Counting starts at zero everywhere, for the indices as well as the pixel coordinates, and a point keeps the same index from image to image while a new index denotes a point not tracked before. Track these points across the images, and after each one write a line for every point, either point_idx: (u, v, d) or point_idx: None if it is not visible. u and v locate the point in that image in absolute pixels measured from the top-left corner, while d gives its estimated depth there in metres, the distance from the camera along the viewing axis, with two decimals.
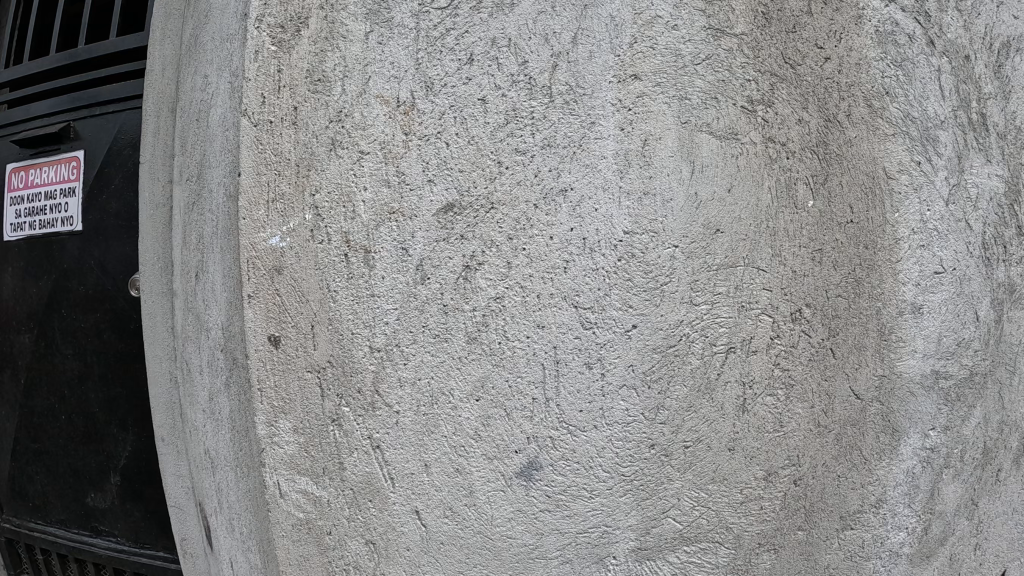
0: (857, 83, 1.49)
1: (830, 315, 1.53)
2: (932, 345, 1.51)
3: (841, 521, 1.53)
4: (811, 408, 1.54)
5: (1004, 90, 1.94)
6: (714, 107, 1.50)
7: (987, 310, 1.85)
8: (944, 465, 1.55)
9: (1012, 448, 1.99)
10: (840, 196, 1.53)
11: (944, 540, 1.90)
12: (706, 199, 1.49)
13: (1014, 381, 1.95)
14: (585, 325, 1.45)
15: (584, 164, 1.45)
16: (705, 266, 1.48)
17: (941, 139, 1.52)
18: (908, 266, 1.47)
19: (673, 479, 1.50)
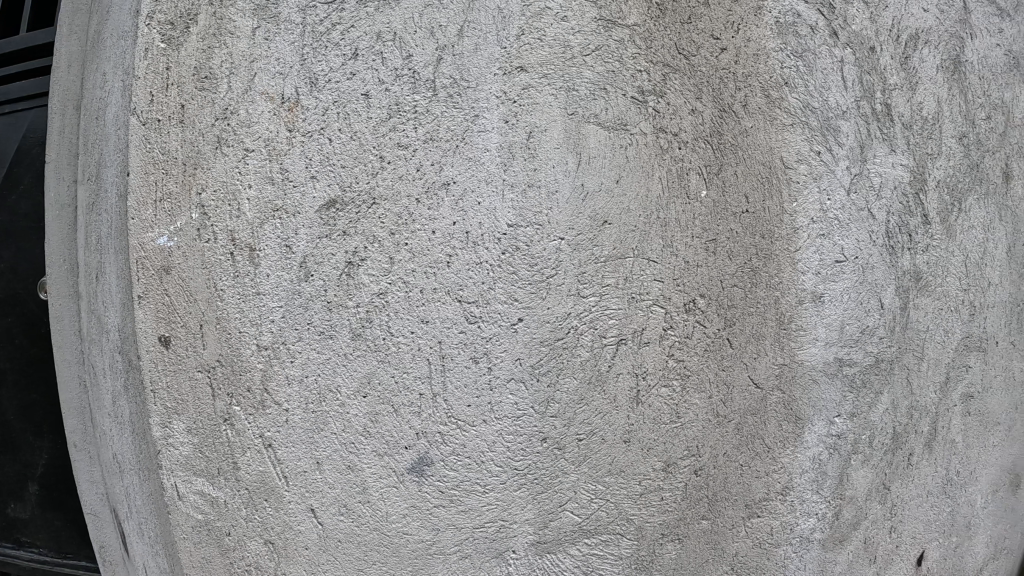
0: (755, 74, 1.48)
1: (727, 305, 1.52)
2: (834, 334, 1.50)
3: (748, 507, 1.52)
4: (710, 398, 1.54)
5: (910, 82, 1.96)
6: (602, 98, 1.50)
7: (892, 299, 1.85)
8: (852, 451, 1.56)
9: (923, 433, 2.02)
10: (735, 185, 1.52)
11: (855, 527, 1.92)
12: (593, 190, 1.48)
13: (923, 367, 1.96)
14: (469, 319, 1.45)
15: (467, 157, 1.45)
16: (593, 257, 1.48)
17: (842, 130, 1.51)
18: (807, 255, 1.46)
19: (569, 472, 1.51)
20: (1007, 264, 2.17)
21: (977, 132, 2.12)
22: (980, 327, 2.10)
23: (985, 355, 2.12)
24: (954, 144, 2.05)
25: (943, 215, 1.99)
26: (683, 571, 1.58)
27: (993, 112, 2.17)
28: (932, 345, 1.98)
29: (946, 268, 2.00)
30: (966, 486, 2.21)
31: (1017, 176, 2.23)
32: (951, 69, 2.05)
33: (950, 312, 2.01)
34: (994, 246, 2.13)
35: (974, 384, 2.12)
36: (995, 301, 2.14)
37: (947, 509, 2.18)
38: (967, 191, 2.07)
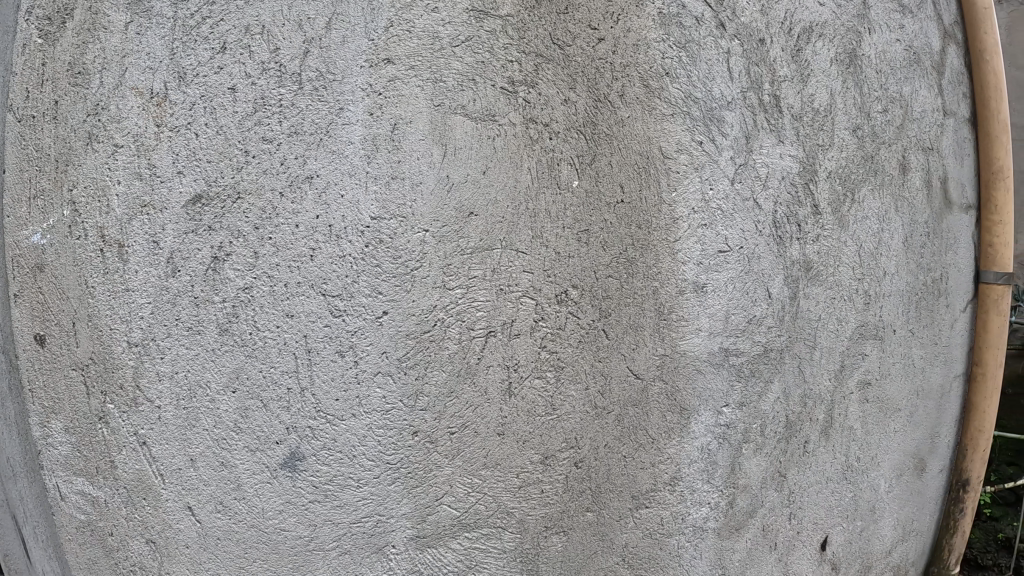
0: (633, 64, 1.49)
1: (601, 296, 1.52)
2: (718, 323, 1.55)
3: (636, 500, 1.54)
4: (586, 390, 1.54)
5: (801, 73, 1.94)
6: (470, 89, 1.51)
7: (782, 288, 1.88)
8: (742, 441, 1.63)
9: (818, 421, 2.04)
10: (610, 174, 1.52)
11: (752, 515, 1.92)
12: (459, 182, 1.51)
13: (816, 356, 1.99)
14: (334, 312, 1.47)
15: (331, 150, 1.46)
16: (459, 249, 1.50)
17: (727, 120, 1.57)
18: (688, 246, 1.49)
19: (442, 466, 1.52)
20: (904, 254, 2.20)
21: (872, 125, 2.11)
22: (876, 315, 2.13)
23: (882, 343, 2.16)
24: (847, 136, 2.05)
25: (835, 206, 2.01)
26: (570, 564, 1.58)
27: (890, 105, 2.15)
28: (824, 334, 2.01)
29: (839, 258, 2.02)
30: (869, 471, 2.22)
31: (914, 169, 2.22)
32: (844, 61, 2.04)
33: (843, 301, 2.04)
34: (890, 236, 2.15)
35: (871, 371, 2.15)
36: (891, 290, 2.17)
37: (849, 495, 2.19)
38: (861, 181, 2.08)
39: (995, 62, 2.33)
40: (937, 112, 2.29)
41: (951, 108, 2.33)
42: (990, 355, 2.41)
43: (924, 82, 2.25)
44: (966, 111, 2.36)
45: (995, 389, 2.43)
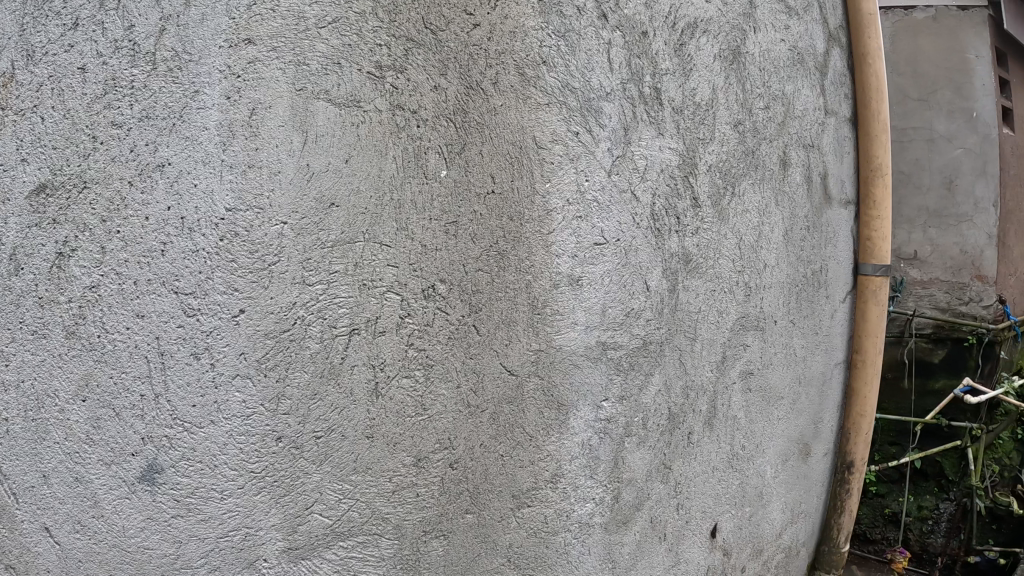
0: (509, 50, 1.45)
1: (471, 291, 1.49)
2: (595, 317, 1.54)
3: (518, 498, 1.51)
4: (457, 388, 1.50)
5: (683, 67, 1.85)
6: (334, 73, 1.45)
7: (660, 282, 1.75)
8: (623, 433, 1.65)
9: (701, 411, 1.99)
10: (480, 165, 1.48)
11: (637, 509, 1.74)
12: (320, 171, 1.44)
13: (697, 348, 1.94)
14: (187, 312, 1.40)
15: (184, 136, 1.41)
16: (320, 242, 1.43)
17: (605, 112, 1.57)
18: (562, 238, 1.47)
19: (310, 473, 1.45)
20: (784, 247, 2.25)
21: (754, 120, 2.11)
22: (757, 307, 2.16)
23: (763, 334, 2.19)
24: (728, 131, 2.02)
25: (715, 199, 1.97)
26: (451, 568, 1.52)
27: (772, 102, 2.19)
28: (705, 326, 1.97)
29: (718, 251, 1.99)
30: (754, 458, 2.24)
31: (794, 165, 2.29)
32: (729, 58, 2.02)
33: (723, 293, 2.02)
34: (770, 230, 2.19)
35: (753, 361, 2.18)
36: (772, 281, 2.21)
37: (736, 482, 2.18)
38: (742, 175, 2.07)
39: (876, 65, 2.49)
40: (820, 111, 2.40)
41: (834, 108, 2.46)
42: (868, 343, 2.56)
43: (807, 82, 2.33)
44: (847, 111, 2.53)
45: (873, 375, 2.59)
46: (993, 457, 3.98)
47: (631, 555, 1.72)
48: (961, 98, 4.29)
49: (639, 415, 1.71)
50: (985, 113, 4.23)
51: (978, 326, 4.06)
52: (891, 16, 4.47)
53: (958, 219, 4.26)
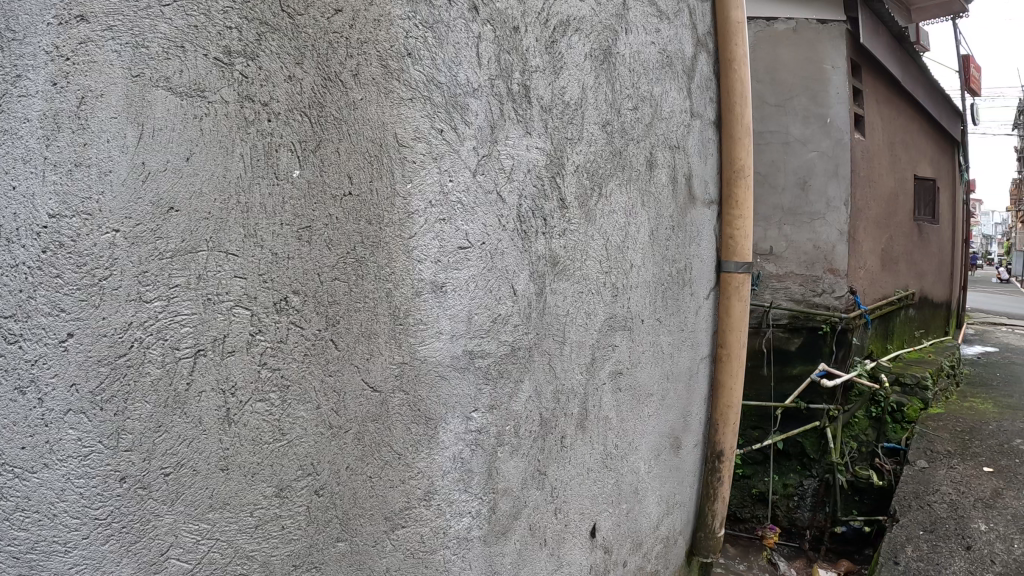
0: (372, 40, 1.33)
1: (327, 301, 1.35)
2: (460, 325, 1.43)
3: (389, 521, 1.38)
4: (317, 409, 1.36)
5: (553, 65, 1.73)
6: (177, 58, 1.31)
7: (527, 285, 1.64)
8: (495, 443, 1.53)
9: (573, 414, 1.87)
10: (337, 164, 1.35)
11: (516, 518, 1.64)
12: (157, 170, 1.30)
13: (565, 351, 1.81)
14: (7, 339, 1.25)
15: (3, 128, 1.28)
16: (157, 252, 1.29)
17: (472, 107, 1.45)
18: (423, 242, 1.36)
19: (162, 515, 1.29)
20: (650, 248, 2.19)
21: (622, 120, 2.02)
22: (624, 307, 2.08)
23: (631, 333, 2.12)
24: (596, 132, 1.91)
25: (582, 200, 1.86)
26: None
27: (640, 104, 2.12)
28: (574, 330, 1.85)
29: (585, 253, 1.88)
30: (628, 456, 2.17)
31: (661, 166, 2.23)
32: (599, 59, 1.91)
33: (590, 295, 1.91)
34: (636, 230, 2.11)
35: (621, 360, 2.09)
36: (638, 281, 2.14)
37: (611, 481, 2.09)
38: (609, 176, 1.97)
39: (741, 71, 2.52)
40: (686, 112, 2.38)
41: (699, 111, 2.46)
42: (731, 336, 2.58)
43: (673, 84, 2.29)
44: (711, 113, 2.54)
45: (738, 368, 2.60)
46: (850, 434, 4.28)
47: (515, 561, 1.63)
48: (816, 105, 4.42)
49: (510, 422, 1.59)
50: (838, 119, 4.39)
51: (833, 316, 4.31)
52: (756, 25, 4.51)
53: (812, 216, 4.42)
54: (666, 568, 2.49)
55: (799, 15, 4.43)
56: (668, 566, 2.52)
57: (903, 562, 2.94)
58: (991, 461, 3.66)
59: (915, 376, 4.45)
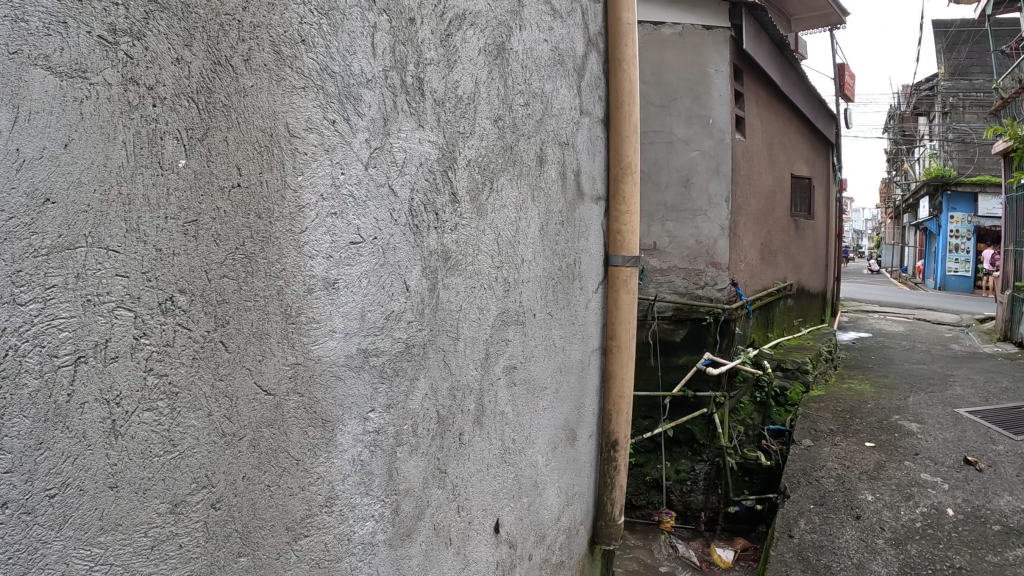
0: (265, 24, 1.14)
1: (216, 302, 1.16)
2: (353, 323, 1.23)
3: (292, 532, 1.19)
4: (209, 417, 1.17)
5: (447, 59, 1.57)
6: (59, 31, 1.12)
7: (419, 281, 1.45)
8: (394, 444, 1.35)
9: (470, 410, 1.74)
10: (225, 153, 1.16)
11: (419, 522, 1.49)
12: (30, 158, 1.12)
13: (460, 348, 1.66)
14: None
15: None
16: (30, 250, 1.10)
17: (365, 99, 1.26)
18: (315, 236, 1.16)
19: (51, 541, 1.10)
20: (540, 242, 2.07)
21: (514, 115, 1.90)
22: (516, 301, 1.95)
23: (524, 328, 1.99)
24: (488, 126, 1.78)
25: (473, 194, 1.70)
26: None
27: (532, 99, 2.01)
28: (466, 324, 1.70)
29: (477, 248, 1.72)
30: (525, 450, 2.06)
31: (550, 162, 2.14)
32: (494, 54, 1.79)
33: (483, 289, 1.76)
34: (527, 224, 1.99)
35: (516, 354, 1.96)
36: (529, 275, 2.01)
37: (511, 476, 1.99)
38: (499, 171, 1.83)
39: (630, 72, 2.51)
40: (574, 111, 2.31)
41: (588, 109, 2.41)
42: (620, 327, 2.55)
43: (565, 82, 2.23)
44: (600, 112, 2.51)
45: (626, 357, 2.58)
46: (738, 419, 4.30)
47: (423, 562, 1.50)
48: (699, 105, 4.15)
49: (407, 421, 1.41)
50: (720, 121, 4.14)
51: (715, 307, 4.12)
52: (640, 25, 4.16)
53: (693, 213, 4.17)
54: (569, 558, 2.46)
55: (682, 19, 4.12)
56: (572, 555, 2.49)
57: (798, 535, 3.09)
58: (871, 436, 3.89)
59: (796, 361, 4.56)
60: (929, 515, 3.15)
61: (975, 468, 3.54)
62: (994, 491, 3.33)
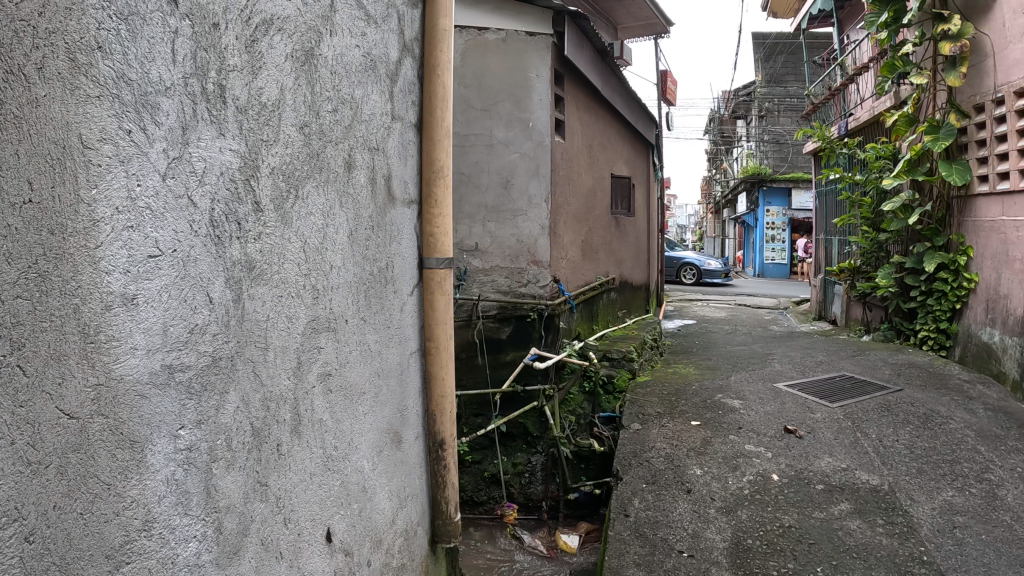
0: (60, 31, 1.05)
1: (9, 324, 1.01)
2: (155, 339, 1.17)
3: (113, 563, 1.10)
4: (10, 445, 1.01)
5: (253, 65, 1.72)
6: None
7: (221, 292, 1.57)
8: (209, 460, 1.30)
9: (286, 420, 1.87)
10: (12, 162, 1.03)
11: (243, 535, 1.65)
12: None
13: (270, 358, 1.81)
14: None
15: None
16: None
17: (162, 107, 1.20)
18: (111, 251, 1.09)
19: None
20: (349, 247, 2.18)
21: (321, 122, 2.04)
22: (327, 309, 2.07)
23: (336, 335, 2.11)
24: (294, 134, 1.91)
25: (278, 202, 1.83)
26: None
27: (341, 106, 2.15)
28: (275, 334, 1.83)
29: (283, 257, 1.85)
30: (348, 457, 2.20)
31: (359, 167, 2.25)
32: (301, 60, 1.93)
33: (291, 298, 1.90)
34: (335, 231, 2.11)
35: (330, 362, 2.09)
36: (338, 282, 2.13)
37: (337, 483, 2.13)
38: (306, 178, 1.96)
39: (443, 78, 2.65)
40: (386, 115, 2.42)
41: (400, 114, 2.52)
42: (438, 330, 2.61)
43: (376, 86, 2.36)
44: (414, 117, 2.61)
45: (446, 359, 2.65)
46: (569, 409, 4.38)
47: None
48: (519, 109, 4.28)
49: (218, 438, 1.34)
50: (539, 124, 4.29)
51: (538, 303, 4.24)
52: (463, 31, 4.25)
53: (514, 213, 4.28)
54: (411, 561, 2.62)
55: (507, 26, 4.24)
56: (413, 558, 2.65)
57: (633, 513, 3.24)
58: (697, 415, 4.15)
59: (621, 350, 4.77)
60: (754, 482, 3.44)
61: (794, 436, 3.93)
62: (813, 454, 3.74)
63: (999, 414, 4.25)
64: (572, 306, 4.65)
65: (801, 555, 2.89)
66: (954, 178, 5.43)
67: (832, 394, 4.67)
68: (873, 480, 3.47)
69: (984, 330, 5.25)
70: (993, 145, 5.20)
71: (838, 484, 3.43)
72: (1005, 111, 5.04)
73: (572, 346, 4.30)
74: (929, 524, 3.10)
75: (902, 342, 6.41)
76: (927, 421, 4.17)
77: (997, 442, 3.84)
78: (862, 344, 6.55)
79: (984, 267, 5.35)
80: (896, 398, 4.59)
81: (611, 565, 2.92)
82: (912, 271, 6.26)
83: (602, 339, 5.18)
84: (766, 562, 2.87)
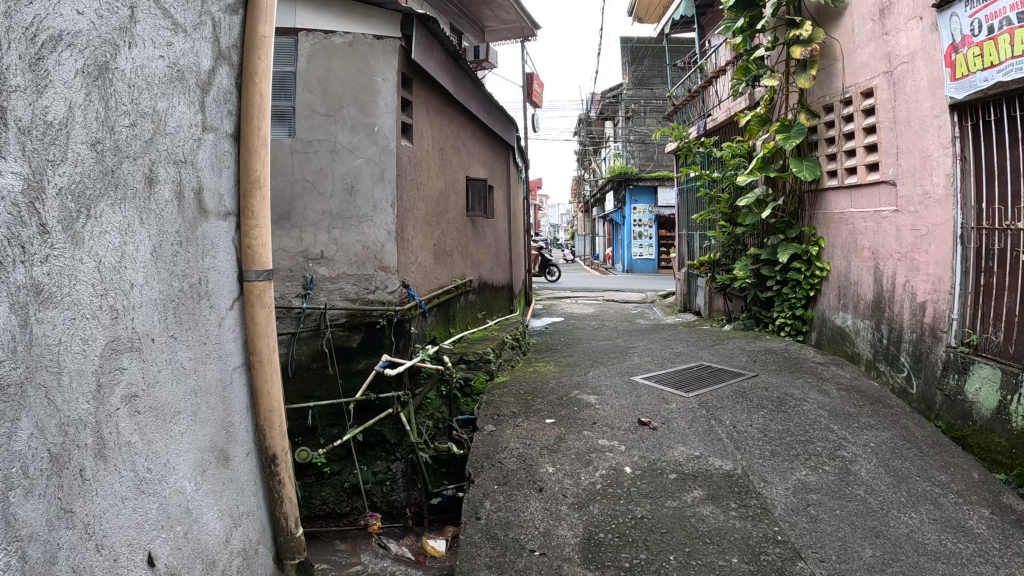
0: None
1: None
2: None
3: None
4: None
5: (37, 84, 1.57)
6: None
7: (7, 318, 1.46)
8: (5, 488, 1.43)
9: (89, 444, 1.70)
10: None
11: (51, 563, 1.55)
12: None
13: (64, 382, 1.62)
14: None
15: None
16: None
17: None
18: None
19: None
20: (153, 265, 2.00)
21: (115, 138, 1.85)
22: (128, 328, 1.87)
23: (141, 355, 1.92)
24: (84, 151, 1.72)
25: (66, 223, 1.65)
26: None
27: (140, 120, 1.97)
28: (69, 358, 1.65)
29: (73, 277, 1.67)
30: (166, 478, 2.02)
31: (163, 181, 2.07)
32: (93, 75, 1.76)
33: (85, 320, 1.71)
34: (135, 248, 1.92)
35: (135, 383, 1.90)
36: (142, 301, 1.94)
37: (154, 506, 1.96)
38: (98, 196, 1.77)
39: (261, 86, 2.55)
40: (195, 127, 2.27)
41: (213, 124, 2.37)
42: (261, 342, 2.56)
43: (183, 98, 2.19)
44: (230, 127, 2.49)
45: (270, 373, 2.61)
46: (426, 414, 4.45)
47: None
48: (363, 114, 4.26)
49: (15, 464, 1.47)
50: (384, 129, 4.28)
51: (388, 310, 4.25)
52: (309, 34, 4.18)
53: (359, 219, 4.26)
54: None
55: (353, 29, 4.22)
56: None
57: (485, 515, 3.26)
58: (552, 413, 4.25)
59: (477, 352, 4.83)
60: (606, 476, 3.51)
61: (647, 428, 4.06)
62: (666, 445, 3.85)
63: (851, 393, 4.50)
64: (424, 311, 4.70)
65: (653, 545, 2.97)
66: (804, 173, 5.71)
67: (686, 384, 4.85)
68: (727, 465, 3.60)
69: (837, 314, 5.58)
70: (842, 143, 5.50)
71: (691, 472, 3.55)
72: (852, 110, 5.28)
73: (423, 351, 4.33)
74: (782, 504, 3.25)
75: (761, 330, 6.72)
76: (782, 404, 4.38)
77: (849, 419, 4.08)
78: (723, 333, 6.84)
79: (835, 256, 5.69)
80: (751, 383, 4.80)
81: (462, 569, 2.93)
82: (766, 262, 6.54)
83: (457, 340, 5.25)
84: (616, 555, 2.93)
